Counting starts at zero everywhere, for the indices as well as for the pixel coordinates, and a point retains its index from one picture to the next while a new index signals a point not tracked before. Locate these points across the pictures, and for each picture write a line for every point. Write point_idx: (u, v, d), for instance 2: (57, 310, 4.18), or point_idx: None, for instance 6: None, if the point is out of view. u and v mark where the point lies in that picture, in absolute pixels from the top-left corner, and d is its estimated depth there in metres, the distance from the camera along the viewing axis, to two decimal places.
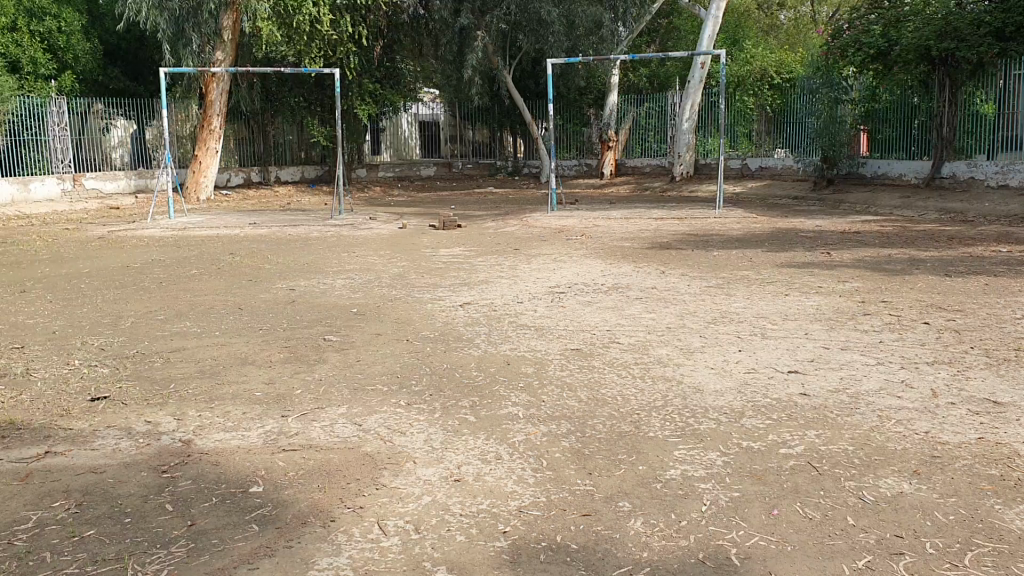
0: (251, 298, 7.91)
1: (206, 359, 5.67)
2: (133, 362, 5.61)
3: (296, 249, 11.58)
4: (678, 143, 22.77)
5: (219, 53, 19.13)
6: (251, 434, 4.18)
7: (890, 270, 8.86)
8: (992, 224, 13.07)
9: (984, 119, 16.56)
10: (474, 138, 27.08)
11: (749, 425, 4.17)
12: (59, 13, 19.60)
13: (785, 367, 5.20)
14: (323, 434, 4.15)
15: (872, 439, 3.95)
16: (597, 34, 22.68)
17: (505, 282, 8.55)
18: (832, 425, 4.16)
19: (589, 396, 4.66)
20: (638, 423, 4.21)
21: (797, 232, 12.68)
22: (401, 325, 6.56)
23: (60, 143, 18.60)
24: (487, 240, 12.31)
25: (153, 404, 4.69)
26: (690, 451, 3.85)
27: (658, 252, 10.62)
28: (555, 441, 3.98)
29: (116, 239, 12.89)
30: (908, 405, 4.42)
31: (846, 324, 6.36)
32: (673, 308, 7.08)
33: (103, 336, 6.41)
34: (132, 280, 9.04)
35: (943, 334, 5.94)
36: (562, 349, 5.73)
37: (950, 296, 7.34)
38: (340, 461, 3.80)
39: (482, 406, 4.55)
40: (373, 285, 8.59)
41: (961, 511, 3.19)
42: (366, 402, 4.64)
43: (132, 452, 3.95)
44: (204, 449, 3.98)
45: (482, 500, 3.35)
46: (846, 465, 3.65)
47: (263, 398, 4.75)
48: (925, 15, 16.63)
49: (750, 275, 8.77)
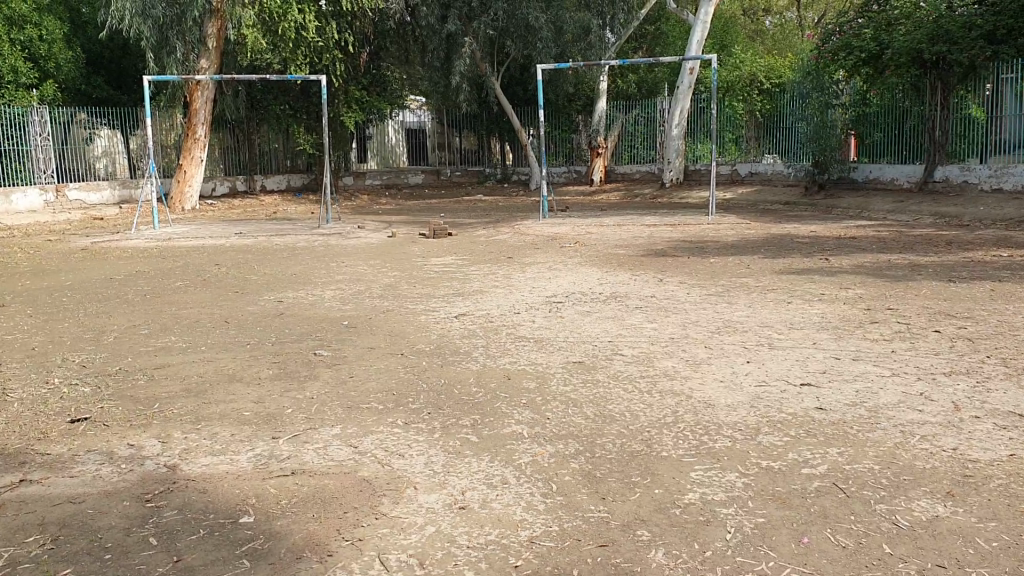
0: (238, 311, 7.66)
1: (191, 376, 5.43)
2: (115, 380, 5.36)
3: (285, 260, 11.32)
4: (668, 148, 22.62)
5: (203, 60, 18.89)
6: (240, 458, 3.94)
7: (894, 276, 8.67)
8: (989, 228, 12.96)
9: (975, 123, 16.47)
10: (461, 145, 26.89)
11: (765, 442, 3.96)
12: (40, 21, 19.22)
13: (797, 379, 4.98)
14: (317, 457, 3.93)
15: (897, 456, 3.74)
16: (586, 40, 22.62)
17: (500, 291, 8.36)
18: (853, 441, 3.95)
19: (596, 412, 4.45)
20: (650, 441, 3.99)
21: (792, 238, 12.53)
22: (396, 338, 6.34)
23: (43, 153, 18.28)
24: (479, 248, 12.09)
25: (137, 426, 4.44)
26: (707, 473, 3.62)
27: (654, 259, 10.44)
28: (563, 462, 3.76)
29: (99, 250, 12.60)
30: (931, 420, 4.21)
31: (854, 334, 6.15)
32: (674, 317, 6.87)
33: (85, 351, 6.19)
34: (116, 294, 8.76)
35: (955, 343, 5.74)
36: (564, 362, 5.51)
37: (959, 303, 7.14)
38: (336, 487, 3.57)
39: (484, 425, 4.31)
40: (363, 296, 8.34)
41: (1006, 538, 2.98)
42: (361, 421, 4.41)
43: (113, 479, 3.71)
44: (191, 475, 3.74)
45: (491, 530, 3.13)
46: (874, 487, 3.44)
47: (252, 419, 4.50)
48: (916, 19, 16.65)
49: (749, 283, 8.57)
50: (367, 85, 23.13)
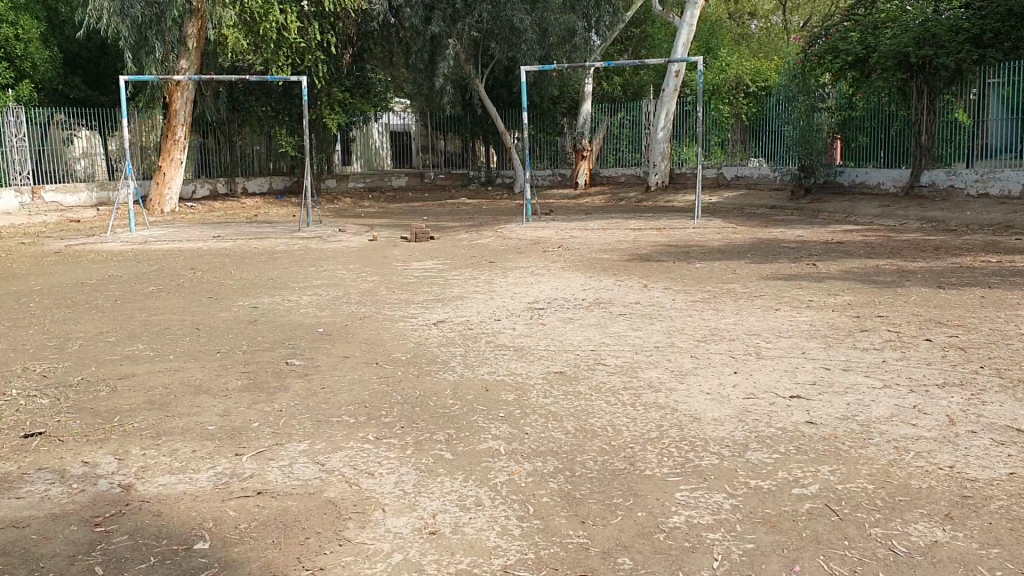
0: (210, 317, 7.44)
1: (156, 387, 5.20)
2: (75, 392, 5.11)
3: (262, 263, 11.10)
4: (654, 151, 22.45)
5: (184, 61, 18.65)
6: (199, 477, 3.71)
7: (882, 282, 8.53)
8: (977, 233, 12.85)
9: (961, 127, 16.40)
10: (445, 148, 26.67)
11: (755, 460, 3.77)
12: (17, 20, 18.94)
13: (786, 392, 4.79)
14: (282, 475, 3.71)
15: (892, 475, 3.56)
16: (571, 42, 22.38)
17: (480, 296, 8.16)
18: (845, 459, 3.77)
19: (578, 427, 4.25)
20: (633, 459, 3.80)
21: (779, 243, 12.36)
22: (371, 347, 6.12)
23: (19, 154, 17.99)
24: (461, 252, 11.90)
25: (93, 442, 4.21)
26: (692, 493, 3.43)
27: (639, 264, 10.27)
28: (541, 483, 3.55)
29: (74, 253, 12.35)
30: (927, 435, 4.03)
31: (845, 343, 5.96)
32: (660, 325, 6.68)
33: (47, 360, 5.94)
34: (85, 298, 8.52)
35: (948, 352, 5.58)
36: (545, 372, 5.31)
37: (949, 310, 6.99)
38: (299, 509, 3.36)
39: (460, 440, 4.10)
40: (341, 302, 8.12)
41: (1010, 567, 2.80)
42: (330, 437, 4.19)
43: (61, 500, 3.48)
44: (146, 496, 3.52)
45: (461, 558, 2.93)
46: (869, 509, 3.25)
47: (217, 434, 4.28)
48: (902, 22, 16.51)
49: (737, 289, 8.39)
50: (350, 87, 22.80)
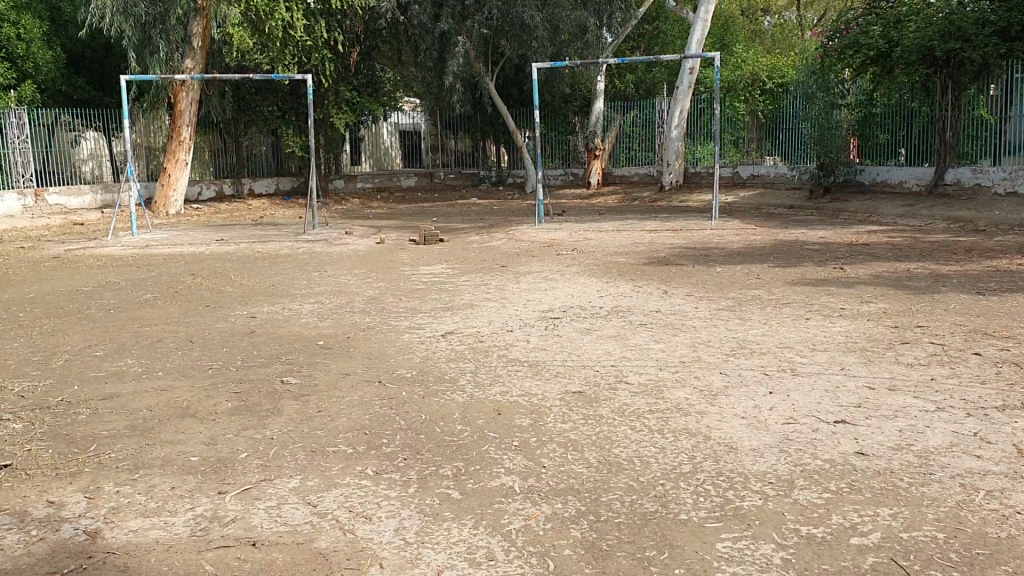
0: (205, 328, 7.04)
1: (140, 410, 4.77)
2: (52, 415, 4.69)
3: (263, 268, 10.70)
4: (667, 150, 21.97)
5: (189, 60, 18.07)
6: (176, 521, 3.29)
7: (916, 288, 8.06)
8: (1007, 233, 12.36)
9: (986, 124, 15.99)
10: (456, 147, 26.32)
11: (804, 501, 3.32)
12: (18, 20, 18.66)
13: (830, 416, 4.33)
14: (267, 521, 3.28)
15: (965, 521, 3.11)
16: (583, 39, 21.67)
17: (492, 304, 7.74)
18: (907, 499, 3.31)
19: (600, 459, 3.81)
20: (665, 500, 3.35)
21: (801, 245, 11.89)
22: (373, 362, 5.70)
23: (21, 156, 17.58)
24: (471, 255, 11.49)
25: (62, 476, 3.79)
26: (737, 544, 2.99)
27: (657, 269, 9.81)
28: (562, 530, 3.12)
29: (72, 258, 12.00)
30: (996, 470, 3.57)
31: (886, 357, 5.51)
32: (684, 337, 6.21)
33: (29, 377, 5.55)
34: (78, 307, 8.15)
35: (1001, 368, 5.12)
36: (562, 393, 4.85)
37: (992, 319, 6.53)
38: (285, 564, 2.93)
39: (469, 476, 3.67)
40: (343, 310, 7.72)
41: None
42: (325, 470, 3.77)
43: (16, 552, 3.06)
44: (114, 545, 3.09)
45: None
46: (946, 565, 2.80)
47: (201, 467, 3.85)
48: (926, 15, 15.84)
49: (762, 295, 7.94)
50: (357, 86, 22.52)
